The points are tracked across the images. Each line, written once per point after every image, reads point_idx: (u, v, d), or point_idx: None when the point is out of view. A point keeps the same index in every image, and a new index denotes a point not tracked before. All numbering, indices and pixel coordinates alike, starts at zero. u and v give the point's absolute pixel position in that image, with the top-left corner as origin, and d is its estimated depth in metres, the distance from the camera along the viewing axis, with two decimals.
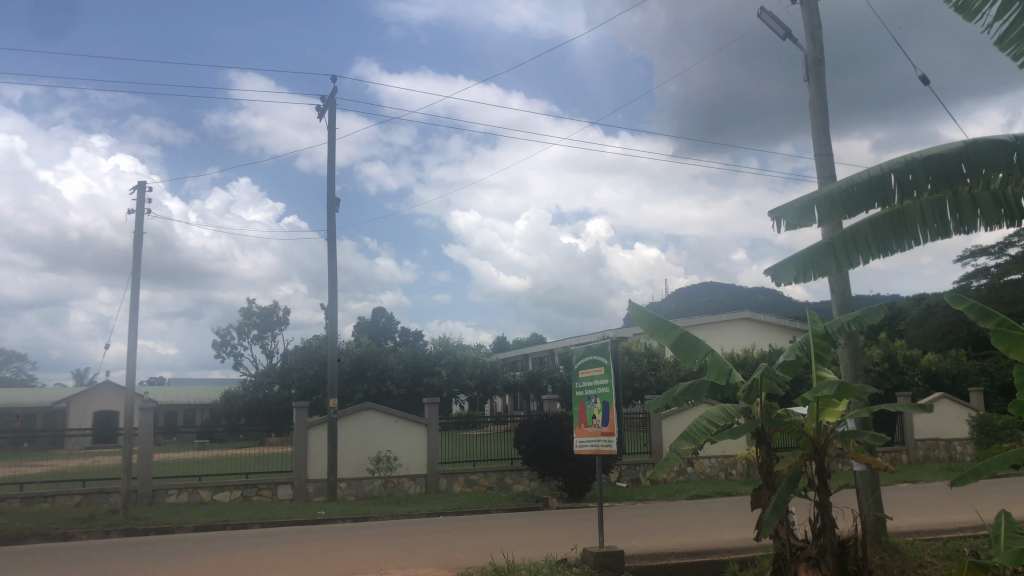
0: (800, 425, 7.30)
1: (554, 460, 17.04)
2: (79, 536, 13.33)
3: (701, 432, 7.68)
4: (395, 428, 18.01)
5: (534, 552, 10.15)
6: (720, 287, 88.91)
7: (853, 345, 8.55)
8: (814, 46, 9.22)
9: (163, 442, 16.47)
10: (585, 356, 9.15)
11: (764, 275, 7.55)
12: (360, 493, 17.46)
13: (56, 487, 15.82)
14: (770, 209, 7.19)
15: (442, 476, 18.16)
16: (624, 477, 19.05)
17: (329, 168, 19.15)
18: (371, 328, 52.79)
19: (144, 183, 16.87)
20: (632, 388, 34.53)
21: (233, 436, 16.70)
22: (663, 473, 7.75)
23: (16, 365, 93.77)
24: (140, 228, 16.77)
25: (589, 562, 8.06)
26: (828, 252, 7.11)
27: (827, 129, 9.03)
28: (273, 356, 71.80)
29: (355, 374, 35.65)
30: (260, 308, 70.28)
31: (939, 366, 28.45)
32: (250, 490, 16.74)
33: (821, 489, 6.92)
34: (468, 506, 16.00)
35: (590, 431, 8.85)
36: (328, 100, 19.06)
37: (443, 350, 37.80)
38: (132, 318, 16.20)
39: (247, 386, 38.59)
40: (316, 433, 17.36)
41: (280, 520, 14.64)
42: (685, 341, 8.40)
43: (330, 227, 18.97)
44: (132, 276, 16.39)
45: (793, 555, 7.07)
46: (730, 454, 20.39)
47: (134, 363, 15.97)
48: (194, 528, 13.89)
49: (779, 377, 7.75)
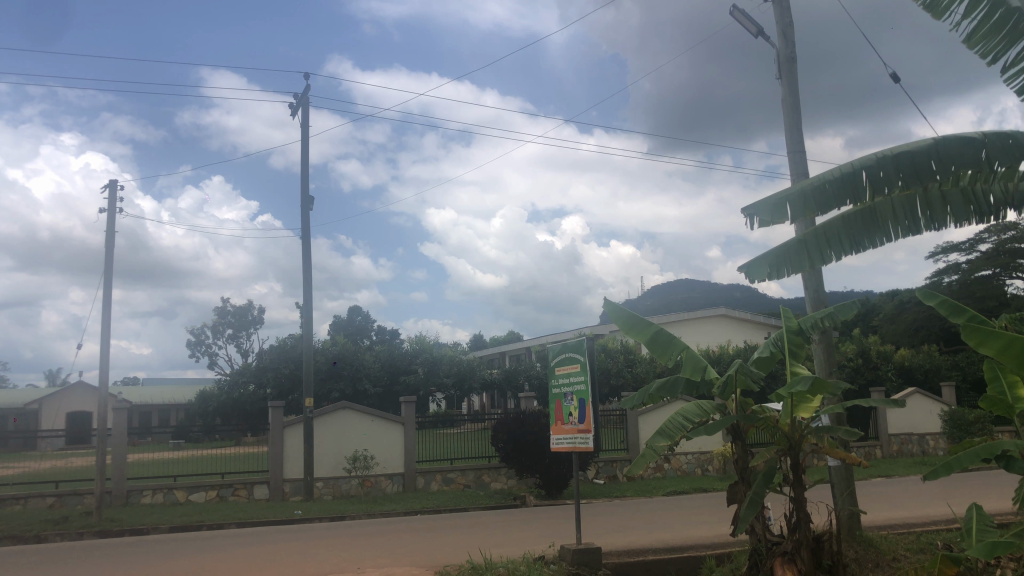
0: (774, 420, 7.34)
1: (531, 457, 17.08)
2: (52, 538, 13.14)
3: (677, 428, 7.71)
4: (371, 427, 17.94)
5: (512, 550, 10.14)
6: (696, 284, 89.49)
7: (827, 342, 8.62)
8: (786, 44, 9.29)
9: (138, 443, 16.27)
10: (562, 353, 9.16)
11: (738, 272, 7.59)
12: (337, 493, 17.37)
13: (28, 489, 15.58)
14: (744, 206, 7.24)
15: (419, 475, 18.08)
16: (601, 474, 19.15)
17: (303, 165, 18.98)
18: (347, 327, 52.51)
19: (115, 182, 16.63)
20: (609, 385, 34.67)
21: (208, 436, 16.56)
22: (640, 470, 7.77)
23: None
24: (112, 227, 16.55)
25: (567, 559, 8.06)
26: (802, 249, 7.16)
27: (799, 127, 9.09)
28: (249, 355, 71.27)
29: (332, 373, 35.48)
30: (234, 306, 69.73)
31: (911, 362, 28.83)
32: (226, 490, 16.58)
33: (796, 485, 6.97)
34: (446, 505, 15.96)
35: (567, 428, 8.86)
36: (302, 97, 18.90)
37: (420, 349, 37.70)
38: (105, 318, 15.98)
39: (222, 385, 38.26)
40: (293, 432, 17.25)
41: (257, 520, 14.53)
42: (660, 338, 8.42)
43: (305, 225, 18.83)
44: (104, 274, 16.17)
45: (768, 551, 7.13)
46: (706, 450, 20.57)
47: (107, 363, 15.75)
48: (170, 529, 13.75)
49: (754, 373, 7.79)
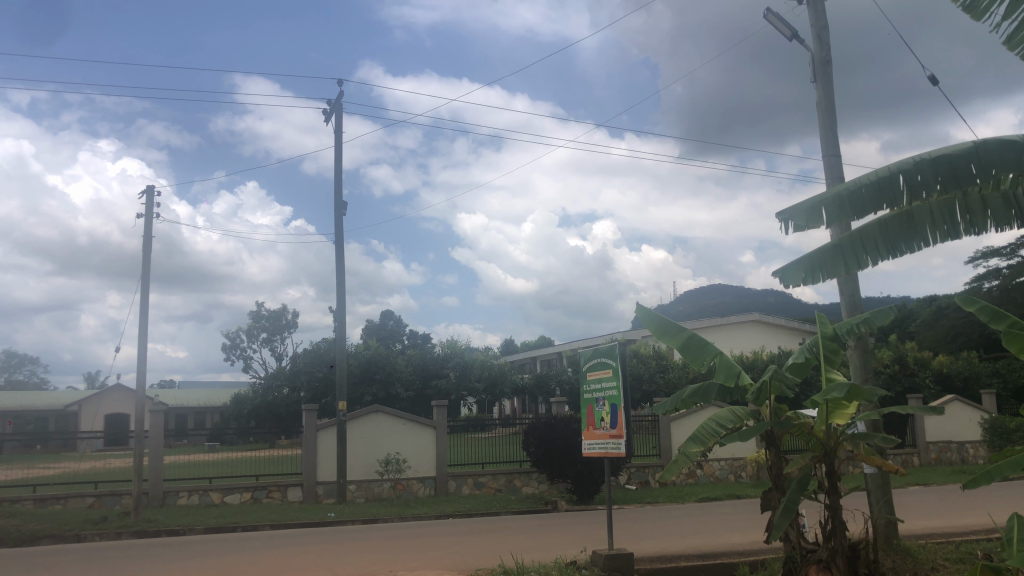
0: (809, 427, 7.26)
1: (563, 462, 17.05)
2: (91, 537, 13.40)
3: (710, 434, 7.68)
4: (403, 431, 18.03)
5: (544, 554, 10.16)
6: (729, 289, 88.81)
7: (863, 348, 8.51)
8: (821, 47, 9.21)
9: (174, 445, 16.53)
10: (593, 358, 9.14)
11: (772, 277, 7.54)
12: (370, 495, 17.49)
13: (68, 489, 15.89)
14: (778, 211, 7.21)
15: (451, 478, 18.14)
16: (633, 480, 19.08)
17: (336, 171, 19.16)
18: (380, 331, 52.88)
19: (153, 187, 16.97)
20: (641, 391, 34.55)
21: (243, 439, 16.83)
22: (673, 476, 7.75)
23: (27, 370, 94.40)
24: (149, 232, 16.86)
25: (599, 564, 8.05)
26: (837, 254, 7.09)
27: (835, 130, 9.00)
28: (283, 358, 71.94)
29: (364, 377, 35.71)
30: (268, 310, 70.54)
31: (951, 368, 28.24)
32: (260, 492, 16.77)
33: (831, 492, 6.91)
34: (477, 509, 16.00)
35: (599, 434, 8.84)
36: (336, 103, 19.09)
37: (451, 353, 37.85)
38: (142, 322, 16.26)
39: (257, 389, 38.75)
40: (326, 434, 17.41)
41: (290, 522, 14.66)
42: (693, 344, 8.38)
43: (338, 230, 19.02)
44: (142, 279, 16.48)
45: (803, 558, 7.05)
46: (739, 457, 20.35)
47: (145, 366, 16.03)
48: (205, 530, 13.94)
49: (789, 379, 7.71)
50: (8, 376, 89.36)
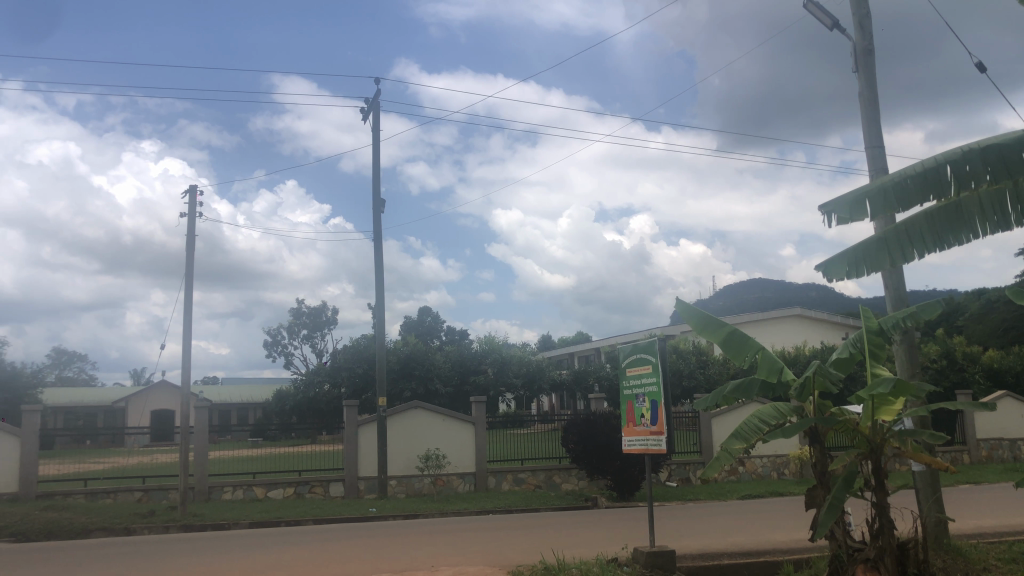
0: (854, 423, 7.14)
1: (603, 459, 16.98)
2: (140, 530, 13.70)
3: (753, 431, 7.60)
4: (443, 427, 18.12)
5: (585, 551, 10.15)
6: (770, 283, 87.74)
7: (910, 343, 8.30)
8: (863, 36, 9.03)
9: (219, 440, 16.82)
10: (633, 354, 9.07)
11: (816, 271, 7.43)
12: (410, 491, 17.62)
13: (117, 484, 16.28)
14: (821, 204, 7.10)
15: (490, 474, 18.19)
16: (674, 477, 18.98)
17: (374, 169, 19.30)
18: (418, 327, 53.24)
19: (196, 188, 17.24)
20: (681, 388, 34.26)
21: (285, 434, 17.05)
22: (715, 473, 7.67)
23: (76, 366, 96.82)
24: (193, 231, 17.16)
25: (640, 562, 8.01)
26: (882, 247, 6.94)
27: (878, 122, 8.82)
28: (323, 355, 72.77)
29: (404, 373, 35.97)
30: (309, 308, 71.40)
31: (1001, 363, 27.44)
32: (303, 487, 17.00)
33: (878, 490, 6.79)
34: (517, 505, 16.03)
35: (639, 430, 8.79)
36: (374, 101, 19.21)
37: (489, 349, 37.95)
38: (186, 320, 16.55)
39: (298, 385, 39.28)
40: (367, 430, 17.58)
41: (333, 517, 14.83)
42: (735, 339, 8.28)
43: (377, 227, 19.16)
44: (186, 277, 16.76)
45: (850, 557, 6.94)
46: (782, 454, 20.11)
47: (189, 363, 16.32)
48: (250, 525, 14.16)
49: (833, 374, 7.58)
50: (58, 373, 91.70)
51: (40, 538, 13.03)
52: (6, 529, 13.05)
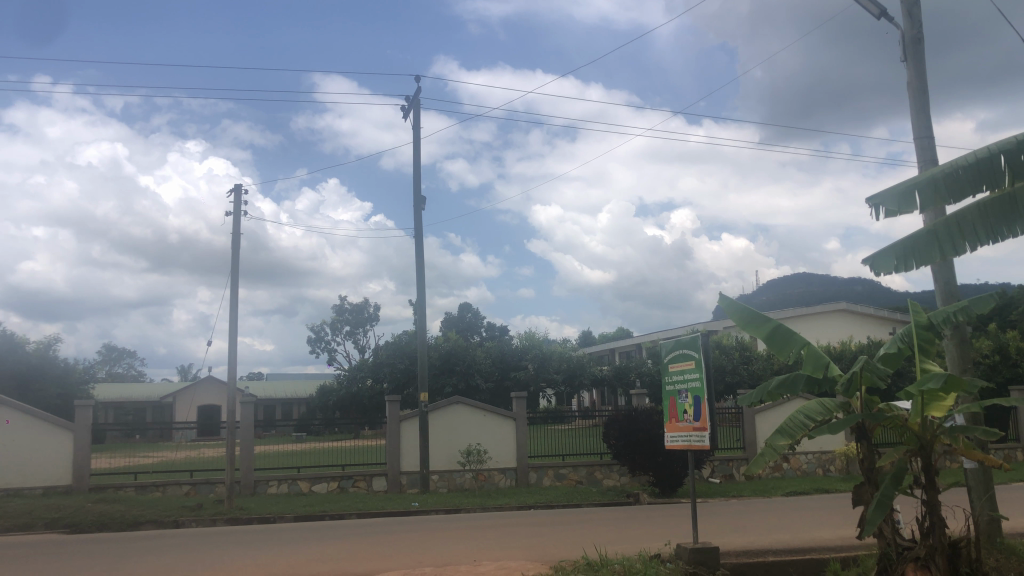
0: (903, 419, 7.00)
1: (644, 455, 16.88)
2: (189, 523, 13.99)
3: (799, 427, 7.49)
4: (484, 422, 18.19)
5: (628, 547, 10.11)
6: (814, 277, 86.39)
7: (960, 338, 8.10)
8: (911, 24, 8.84)
9: (263, 436, 17.06)
10: (675, 350, 9.00)
11: (863, 265, 7.28)
12: (452, 485, 17.72)
13: (166, 477, 16.65)
14: (869, 196, 6.96)
15: (531, 470, 18.20)
16: (717, 473, 18.80)
17: (414, 166, 19.40)
18: (458, 323, 53.51)
19: (241, 186, 17.50)
20: (724, 383, 34.29)
21: (328, 429, 17.24)
22: (759, 469, 7.58)
23: (125, 363, 99.10)
24: (238, 229, 17.42)
25: (683, 558, 7.93)
26: (931, 239, 6.78)
27: (928, 111, 8.62)
28: (365, 351, 73.49)
29: (445, 368, 36.16)
30: (351, 305, 72.14)
31: None
32: (346, 482, 17.21)
33: (929, 488, 6.65)
34: (559, 500, 16.04)
35: (682, 426, 8.71)
36: (414, 99, 19.30)
37: (530, 345, 38.01)
38: (232, 317, 16.83)
39: (341, 380, 39.74)
40: (409, 424, 17.73)
41: (377, 511, 14.99)
42: (780, 334, 8.16)
43: (418, 224, 19.27)
44: (231, 275, 17.03)
45: (899, 556, 6.81)
46: (827, 450, 19.78)
47: (236, 359, 16.60)
48: (295, 518, 14.37)
49: (880, 369, 7.43)
50: (108, 369, 93.92)
51: (93, 529, 13.38)
52: (62, 521, 13.47)
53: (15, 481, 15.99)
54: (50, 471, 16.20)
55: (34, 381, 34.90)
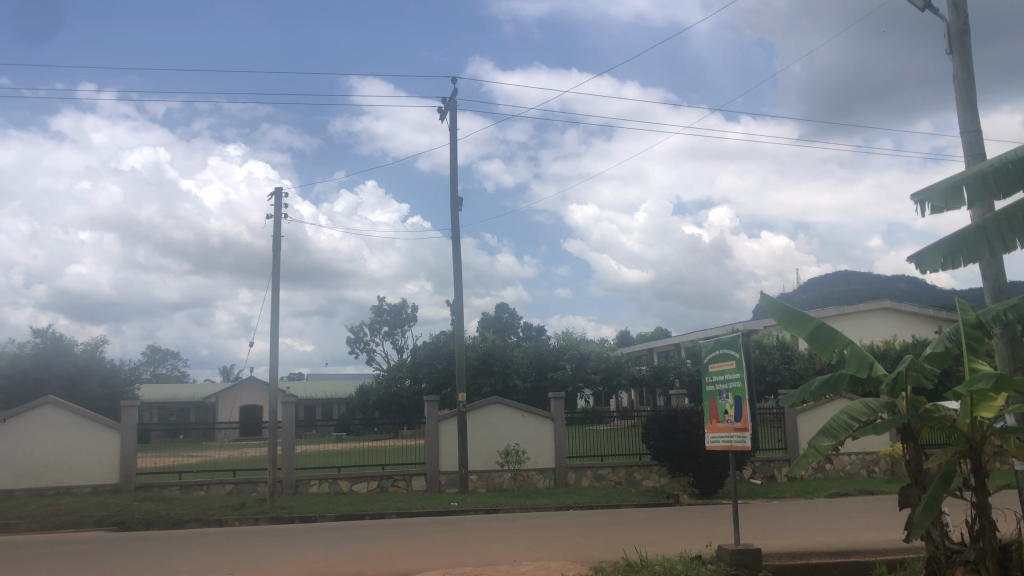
0: (952, 420, 6.84)
1: (684, 456, 16.74)
2: (232, 522, 14.20)
3: (843, 427, 7.37)
4: (522, 422, 18.19)
5: (668, 548, 10.03)
6: (856, 275, 84.93)
7: (1010, 336, 7.88)
8: (957, 17, 8.64)
9: (304, 436, 17.25)
10: (715, 350, 8.91)
11: (909, 263, 7.15)
12: (490, 486, 17.75)
13: (210, 477, 16.90)
14: (914, 193, 6.83)
15: (570, 470, 18.16)
16: (758, 474, 18.59)
17: (451, 167, 19.47)
18: (496, 324, 53.60)
19: (281, 190, 17.72)
20: (765, 383, 33.91)
21: (368, 429, 17.36)
22: (802, 470, 7.48)
23: (170, 364, 101.03)
24: (279, 231, 17.64)
25: (725, 560, 7.85)
26: (979, 235, 6.62)
27: (975, 104, 8.41)
28: (404, 351, 73.95)
29: (482, 368, 36.26)
30: (389, 305, 72.65)
31: None
32: (386, 481, 17.32)
33: (979, 490, 6.49)
34: (598, 501, 15.97)
35: (723, 426, 8.61)
36: (451, 100, 19.37)
37: (567, 345, 37.95)
38: (273, 318, 17.04)
39: (380, 380, 40.03)
40: (448, 424, 17.80)
41: (416, 510, 15.09)
42: (822, 333, 8.03)
43: (455, 225, 19.33)
44: (272, 277, 17.25)
45: (948, 559, 6.66)
46: (872, 451, 19.44)
47: (277, 360, 16.81)
48: (335, 518, 14.50)
49: (927, 369, 7.26)
50: (153, 370, 95.87)
51: (140, 527, 13.65)
52: (110, 519, 13.76)
53: (64, 480, 16.34)
54: (98, 470, 16.55)
55: (82, 382, 35.71)
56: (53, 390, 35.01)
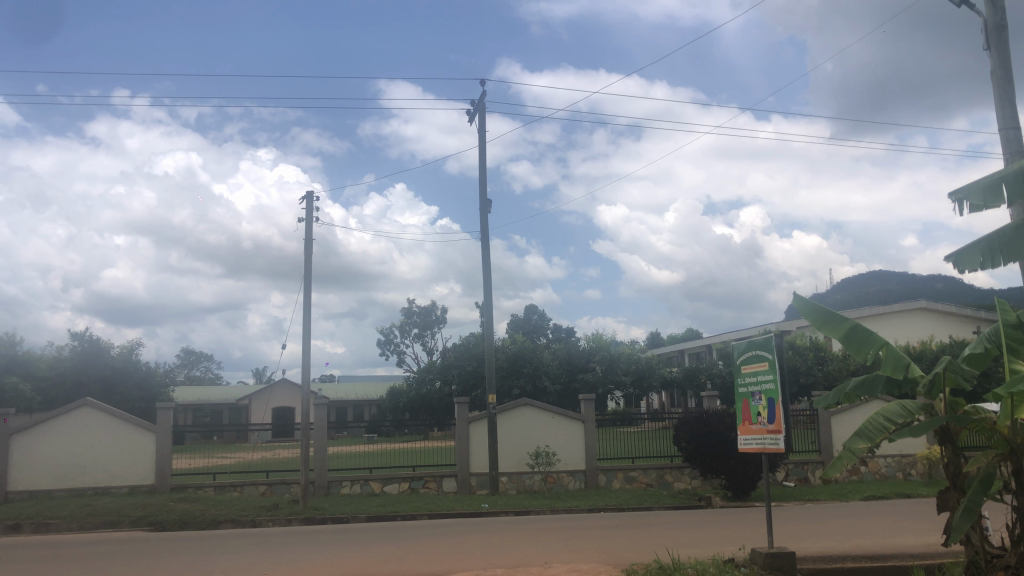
0: (991, 423, 6.71)
1: (716, 458, 16.61)
2: (265, 523, 14.33)
3: (878, 430, 7.26)
4: (552, 423, 18.16)
5: (700, 550, 9.94)
6: (891, 275, 83.65)
7: None
8: (994, 12, 8.51)
9: (336, 437, 17.37)
10: (748, 351, 8.80)
11: (947, 263, 7.03)
12: (521, 487, 17.76)
13: (244, 478, 17.08)
14: (952, 191, 6.72)
15: (601, 472, 18.09)
16: (792, 477, 18.39)
17: (481, 169, 19.50)
18: (525, 325, 53.60)
19: (312, 193, 17.87)
20: (798, 384, 33.52)
21: (399, 430, 17.43)
22: (837, 473, 7.38)
23: (203, 366, 102.41)
24: (310, 234, 17.79)
25: (759, 563, 7.77)
26: (1020, 232, 6.49)
27: (1013, 101, 8.26)
28: (433, 353, 74.19)
29: (512, 370, 36.25)
30: (419, 307, 72.94)
31: None
32: (417, 483, 17.38)
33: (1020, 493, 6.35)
34: (629, 503, 15.89)
35: (756, 429, 8.52)
36: (480, 103, 19.41)
37: (597, 346, 37.86)
38: (305, 321, 17.19)
39: (411, 382, 40.19)
40: (478, 426, 17.82)
41: (447, 511, 15.12)
42: (856, 334, 7.92)
43: (484, 227, 19.36)
44: (304, 280, 17.40)
45: (988, 564, 6.53)
46: (908, 453, 19.12)
47: (309, 362, 16.95)
48: (367, 519, 14.59)
49: (965, 370, 7.12)
50: (187, 372, 97.22)
51: (175, 527, 13.83)
52: (147, 519, 13.97)
53: (101, 480, 16.62)
54: (134, 471, 16.80)
55: (119, 384, 36.30)
56: (90, 392, 35.63)
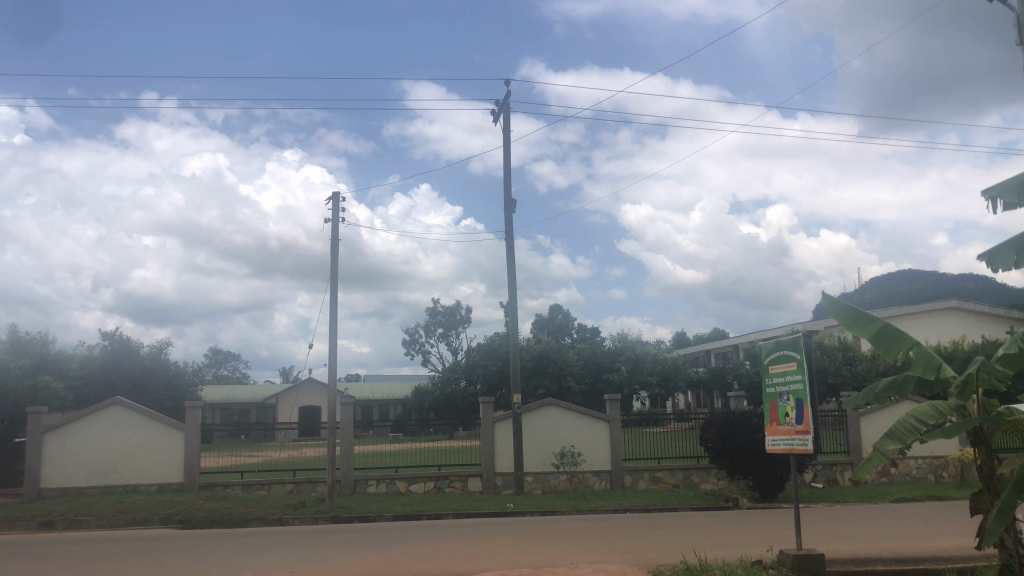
0: None
1: (743, 459, 16.48)
2: (292, 521, 14.44)
3: (910, 431, 7.15)
4: (577, 423, 18.12)
5: (727, 552, 9.87)
6: (921, 274, 82.47)
7: None
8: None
9: (362, 436, 17.45)
10: (776, 351, 8.70)
11: (980, 262, 6.86)
12: (547, 487, 17.74)
13: (271, 477, 17.23)
14: (984, 189, 6.55)
15: (627, 472, 18.03)
16: (820, 478, 18.22)
17: (505, 169, 19.50)
18: (550, 326, 53.53)
19: (339, 194, 17.96)
20: (826, 385, 33.17)
21: (424, 430, 17.48)
22: (867, 474, 7.28)
23: (231, 365, 103.43)
24: (336, 235, 17.89)
25: (786, 565, 7.70)
26: None
27: None
28: (458, 353, 74.30)
29: (537, 370, 36.21)
30: (443, 307, 73.07)
31: None
32: (442, 482, 17.42)
33: None
34: (655, 504, 15.82)
35: (784, 430, 8.44)
36: (504, 103, 19.41)
37: (623, 346, 37.73)
38: (331, 321, 17.28)
39: (435, 382, 40.30)
40: (503, 425, 17.83)
41: (473, 511, 15.14)
42: (886, 334, 7.81)
43: (509, 227, 19.36)
44: (330, 280, 17.50)
45: None
46: (940, 455, 18.84)
47: (335, 361, 17.05)
48: (393, 518, 14.65)
49: (999, 371, 7.00)
50: (215, 372, 98.22)
51: (203, 525, 13.98)
52: (175, 517, 14.11)
53: (131, 478, 16.83)
54: (164, 470, 16.99)
55: (149, 383, 36.78)
56: (120, 391, 36.13)
